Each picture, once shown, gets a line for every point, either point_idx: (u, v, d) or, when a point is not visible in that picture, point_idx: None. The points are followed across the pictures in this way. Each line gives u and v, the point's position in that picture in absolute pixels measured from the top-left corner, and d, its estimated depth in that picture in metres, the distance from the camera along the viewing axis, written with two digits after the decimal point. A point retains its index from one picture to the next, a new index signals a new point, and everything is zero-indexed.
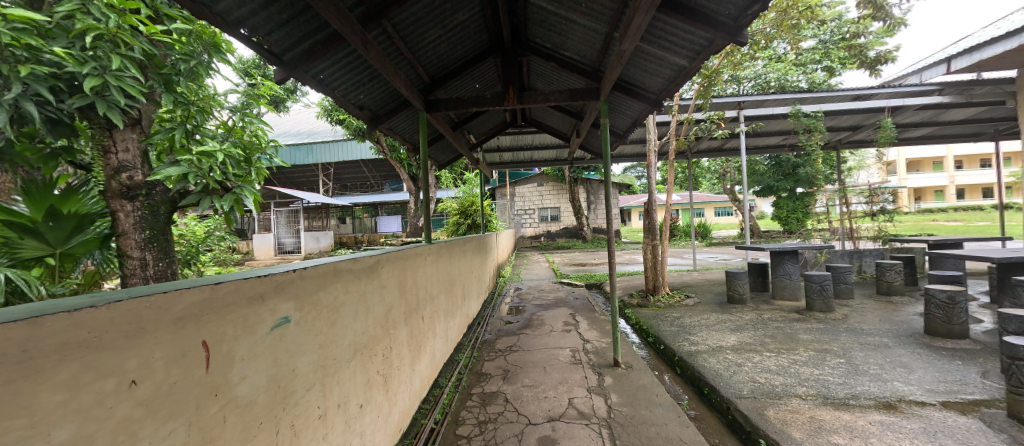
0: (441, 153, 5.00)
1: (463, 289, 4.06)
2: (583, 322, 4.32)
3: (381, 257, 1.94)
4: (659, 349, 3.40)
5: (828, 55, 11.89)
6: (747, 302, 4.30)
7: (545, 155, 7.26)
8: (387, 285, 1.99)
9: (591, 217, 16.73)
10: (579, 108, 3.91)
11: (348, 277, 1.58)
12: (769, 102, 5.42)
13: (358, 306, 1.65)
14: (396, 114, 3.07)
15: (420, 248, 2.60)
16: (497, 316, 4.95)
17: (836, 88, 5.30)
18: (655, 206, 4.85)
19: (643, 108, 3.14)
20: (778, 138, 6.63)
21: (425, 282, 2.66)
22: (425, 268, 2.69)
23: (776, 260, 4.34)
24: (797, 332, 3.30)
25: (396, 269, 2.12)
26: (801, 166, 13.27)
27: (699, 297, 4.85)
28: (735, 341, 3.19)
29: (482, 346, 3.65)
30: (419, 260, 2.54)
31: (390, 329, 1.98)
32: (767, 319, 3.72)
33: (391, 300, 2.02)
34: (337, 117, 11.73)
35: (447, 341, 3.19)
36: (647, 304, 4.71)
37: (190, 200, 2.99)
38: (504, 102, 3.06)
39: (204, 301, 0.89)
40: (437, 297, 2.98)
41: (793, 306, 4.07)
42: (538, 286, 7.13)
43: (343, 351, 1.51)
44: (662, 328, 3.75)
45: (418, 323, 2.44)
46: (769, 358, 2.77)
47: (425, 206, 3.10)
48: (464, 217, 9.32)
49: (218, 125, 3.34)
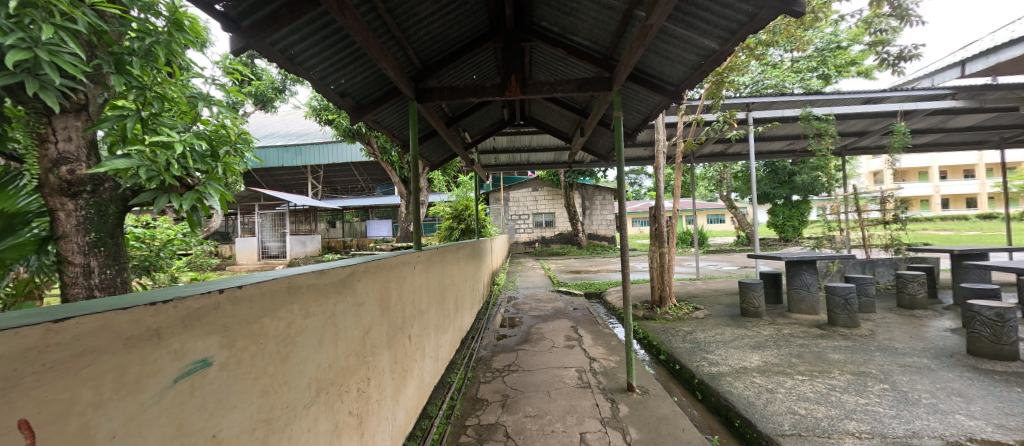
0: (433, 152, 4.65)
1: (455, 300, 3.70)
2: (587, 336, 3.97)
3: (358, 268, 1.57)
4: (673, 368, 3.07)
5: (823, 63, 11.94)
6: (762, 316, 4.01)
7: (542, 157, 6.95)
8: (365, 302, 1.62)
9: (587, 222, 16.47)
10: (583, 104, 3.63)
11: (310, 295, 1.21)
12: (778, 104, 5.21)
13: (324, 331, 1.27)
14: (381, 104, 2.73)
15: (406, 256, 2.24)
16: (492, 329, 4.57)
17: (847, 90, 5.12)
18: (662, 212, 4.56)
19: (659, 101, 2.86)
20: (783, 143, 6.43)
21: (412, 295, 2.29)
22: (413, 279, 2.32)
23: (793, 270, 4.06)
24: (825, 352, 3.00)
25: (377, 282, 1.76)
26: (797, 173, 13.21)
27: (709, 309, 4.55)
28: (759, 361, 2.88)
29: (477, 364, 3.27)
30: (405, 271, 2.18)
31: (368, 355, 1.61)
32: (788, 335, 3.43)
33: (370, 319, 1.65)
34: (326, 117, 11.29)
35: (438, 361, 2.81)
36: (654, 316, 4.39)
37: (142, 198, 2.55)
38: (504, 92, 2.74)
39: (31, 352, 0.51)
40: (426, 312, 2.61)
41: (813, 320, 3.78)
42: (535, 295, 6.76)
43: (300, 393, 1.12)
44: (675, 345, 3.41)
45: (403, 344, 2.07)
46: (803, 384, 2.47)
47: (416, 208, 2.74)
48: (457, 221, 8.95)
49: (181, 114, 2.94)
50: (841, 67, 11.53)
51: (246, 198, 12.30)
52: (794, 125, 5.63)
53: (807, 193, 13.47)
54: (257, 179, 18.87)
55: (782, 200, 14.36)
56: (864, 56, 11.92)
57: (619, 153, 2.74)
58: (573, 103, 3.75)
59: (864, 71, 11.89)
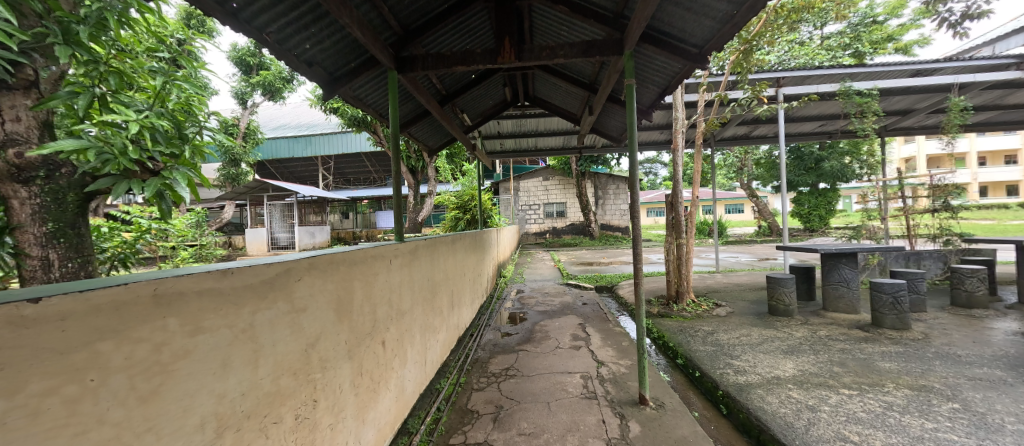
0: (430, 136, 4.33)
1: (450, 296, 3.39)
2: (595, 336, 3.62)
3: (298, 265, 1.26)
4: (693, 376, 2.69)
5: (857, 39, 11.09)
6: (794, 314, 3.58)
7: (550, 143, 6.53)
8: (310, 307, 1.31)
9: (599, 213, 15.97)
10: (592, 77, 3.22)
11: (204, 303, 0.90)
12: (812, 78, 4.65)
13: (230, 348, 0.96)
14: (359, 75, 2.39)
15: (381, 248, 1.94)
16: (493, 326, 4.25)
17: (894, 61, 4.53)
18: (680, 200, 4.16)
19: (680, 66, 2.43)
20: (816, 124, 5.85)
21: (389, 293, 1.99)
22: (390, 276, 2.01)
23: (829, 264, 3.59)
24: (872, 360, 2.58)
25: (332, 281, 1.45)
26: (825, 159, 12.41)
27: (731, 305, 4.13)
28: (794, 371, 2.48)
29: (472, 367, 2.98)
30: (378, 267, 1.87)
31: (314, 372, 1.30)
32: (826, 338, 3.01)
33: (318, 328, 1.34)
34: (331, 106, 11.06)
35: (424, 366, 2.51)
36: (669, 314, 4.00)
37: (100, 185, 2.29)
38: (496, 59, 2.35)
39: None
40: (410, 312, 2.31)
41: (853, 321, 3.33)
42: (542, 288, 6.43)
43: (182, 439, 0.82)
44: (694, 348, 3.03)
45: (374, 352, 1.78)
46: (851, 401, 2.06)
47: (396, 194, 2.40)
48: (462, 212, 8.65)
49: (145, 93, 2.67)
50: (875, 43, 10.67)
51: (255, 189, 12.27)
52: (828, 103, 5.06)
53: (836, 181, 12.66)
54: (271, 171, 19.10)
55: (807, 188, 13.57)
56: (903, 31, 11.02)
57: (631, 128, 2.32)
58: (581, 77, 3.35)
59: (902, 47, 11.00)
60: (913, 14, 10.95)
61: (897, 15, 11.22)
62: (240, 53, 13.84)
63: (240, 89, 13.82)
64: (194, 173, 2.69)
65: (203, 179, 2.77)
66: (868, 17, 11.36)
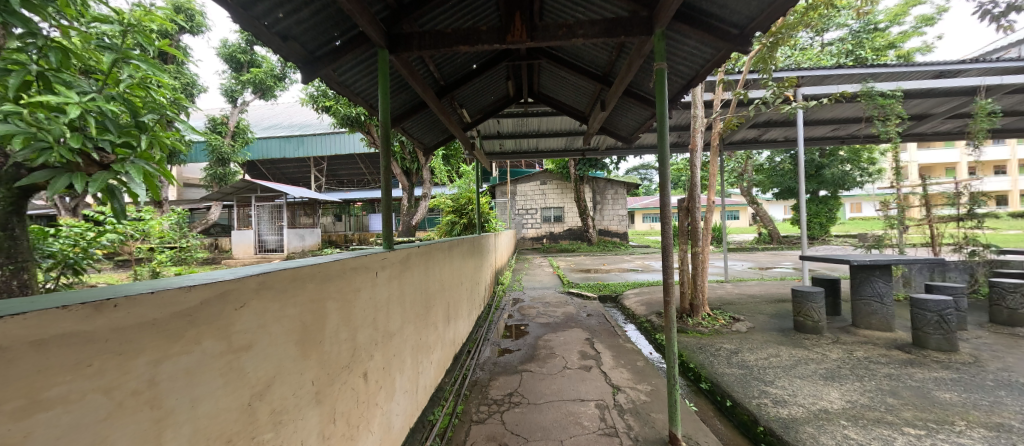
0: (426, 132, 3.99)
1: (446, 308, 3.04)
2: (606, 354, 3.28)
3: (243, 285, 0.89)
4: (723, 406, 2.36)
5: (860, 46, 11.04)
6: (823, 331, 3.28)
7: (551, 144, 6.22)
8: (260, 341, 0.94)
9: (597, 218, 15.70)
10: (607, 68, 2.94)
11: (50, 359, 0.53)
12: (831, 78, 4.41)
13: (105, 425, 0.59)
14: (345, 55, 2.05)
15: (367, 258, 1.60)
16: (493, 340, 3.89)
17: (917, 61, 4.30)
18: (697, 206, 3.82)
19: (715, 50, 2.15)
20: (829, 128, 5.61)
21: (375, 313, 1.64)
22: (376, 290, 1.66)
23: (860, 276, 3.30)
24: (927, 389, 2.27)
25: (295, 305, 1.09)
26: (826, 166, 12.31)
27: (750, 320, 3.82)
28: (842, 402, 2.16)
29: (471, 392, 2.63)
30: (361, 282, 1.52)
31: (262, 432, 0.93)
32: (865, 360, 2.71)
33: (270, 369, 0.98)
34: (324, 104, 10.68)
35: (416, 394, 2.15)
36: (685, 328, 3.67)
37: (37, 178, 1.91)
38: (507, 37, 2.02)
39: None
40: (399, 332, 1.95)
41: (890, 340, 3.04)
42: (542, 297, 6.08)
43: None
44: (720, 370, 2.70)
45: (353, 389, 1.42)
46: (922, 444, 1.74)
47: (385, 190, 2.04)
48: (458, 215, 8.28)
49: (96, 73, 2.22)
50: (877, 51, 10.62)
51: (242, 189, 11.79)
52: (846, 106, 4.83)
53: (837, 188, 12.55)
54: (262, 171, 18.62)
55: (808, 196, 13.45)
56: (904, 39, 11.00)
57: (662, 119, 2.00)
58: (593, 68, 3.08)
59: (904, 54, 10.97)
60: (914, 22, 10.95)
61: (899, 22, 11.21)
62: (230, 50, 13.47)
63: (229, 86, 13.42)
64: (155, 167, 2.29)
65: (166, 175, 2.38)
66: (869, 24, 11.34)
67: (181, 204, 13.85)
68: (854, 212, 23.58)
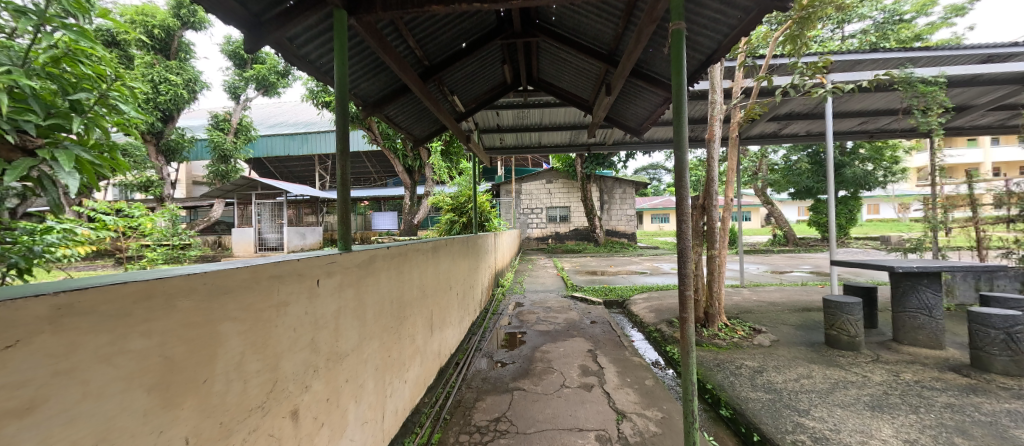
0: (415, 123, 3.67)
1: (429, 317, 2.70)
2: (610, 370, 2.90)
3: (17, 313, 0.57)
4: (749, 440, 1.97)
5: (884, 38, 10.40)
6: (861, 348, 2.86)
7: (554, 139, 5.85)
8: (66, 392, 0.63)
9: (604, 218, 15.26)
10: (612, 45, 2.58)
11: None
12: (864, 63, 3.97)
13: None
14: (295, 19, 1.73)
15: (300, 263, 1.28)
16: (485, 351, 3.55)
17: (963, 44, 3.86)
18: (714, 204, 3.41)
19: (744, 12, 1.78)
20: (858, 121, 5.15)
21: (313, 331, 1.33)
22: (315, 304, 1.34)
23: (905, 285, 2.86)
24: (1001, 426, 1.85)
25: (149, 335, 0.77)
26: (845, 165, 11.74)
27: (773, 331, 3.42)
28: (898, 443, 1.76)
29: (452, 416, 2.28)
30: (289, 293, 1.21)
31: None
32: (916, 385, 2.29)
33: (89, 436, 0.66)
34: (324, 100, 10.46)
35: (381, 423, 1.82)
36: (700, 341, 3.30)
37: None
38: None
39: None
40: (356, 352, 1.63)
41: (941, 359, 2.62)
42: (544, 301, 5.71)
43: None
44: (744, 395, 2.32)
45: (270, 436, 1.10)
46: None
47: (341, 179, 1.72)
48: (458, 214, 7.95)
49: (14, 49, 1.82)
50: (904, 42, 10.03)
51: (242, 186, 11.63)
52: (878, 96, 4.37)
53: (858, 188, 11.94)
54: (270, 170, 18.62)
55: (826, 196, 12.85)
56: (932, 31, 10.36)
57: (678, 95, 1.63)
58: (597, 45, 2.71)
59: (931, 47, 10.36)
60: (943, 13, 10.30)
61: (926, 13, 10.55)
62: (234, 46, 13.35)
63: (232, 83, 13.32)
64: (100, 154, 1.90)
65: (114, 164, 1.97)
66: (894, 16, 10.80)
67: (185, 202, 13.80)
68: (871, 213, 22.77)
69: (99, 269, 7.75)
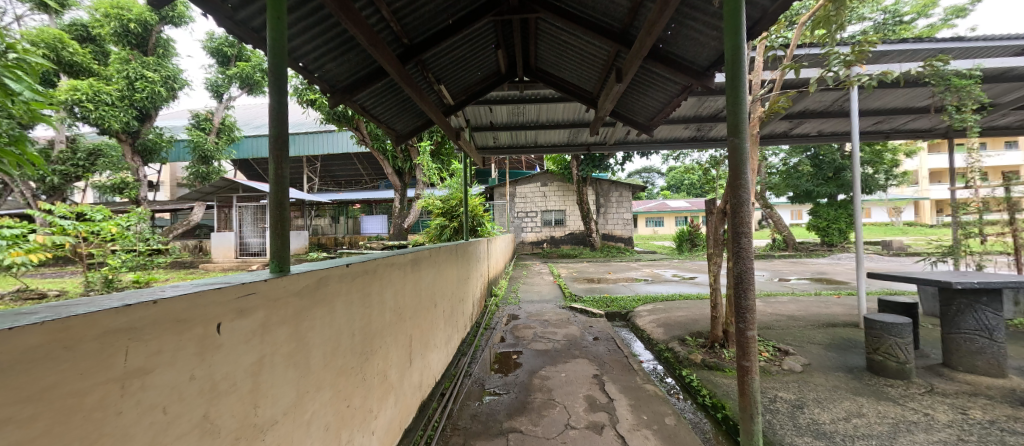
0: (398, 116, 3.24)
1: (407, 343, 2.23)
2: (622, 404, 2.48)
3: None
4: None
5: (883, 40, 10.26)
6: (911, 376, 2.47)
7: (552, 138, 5.42)
8: None
9: (601, 222, 14.91)
10: (627, 19, 2.17)
11: None
12: (893, 53, 3.70)
13: None
14: None
15: (179, 305, 0.78)
16: (476, 377, 3.07)
17: (997, 35, 3.63)
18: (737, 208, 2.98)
19: None
20: (874, 121, 4.84)
21: (209, 403, 0.85)
22: (214, 358, 0.87)
23: (959, 304, 2.50)
24: None
25: None
26: (846, 168, 11.54)
27: (801, 353, 3.02)
28: None
29: None
30: (159, 353, 0.74)
31: None
32: (997, 429, 1.89)
33: None
34: (308, 98, 9.96)
35: None
36: (721, 366, 2.94)
37: None
38: None
39: None
40: (291, 415, 1.14)
41: (1009, 391, 2.24)
42: (541, 313, 5.28)
43: None
44: (790, 440, 1.90)
45: None
46: None
47: (275, 176, 1.25)
48: (448, 218, 7.51)
49: None
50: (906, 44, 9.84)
51: (223, 189, 11.32)
52: (905, 92, 4.03)
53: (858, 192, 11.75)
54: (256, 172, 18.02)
55: (825, 200, 12.63)
56: (932, 32, 10.20)
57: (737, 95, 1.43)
58: (608, 22, 2.30)
59: None
60: (944, 14, 10.16)
61: (926, 14, 10.41)
62: (217, 43, 12.80)
63: (214, 80, 12.77)
64: None
65: (13, 158, 1.61)
66: (893, 17, 10.66)
67: (164, 205, 13.15)
68: (865, 216, 22.71)
69: (60, 278, 7.14)
